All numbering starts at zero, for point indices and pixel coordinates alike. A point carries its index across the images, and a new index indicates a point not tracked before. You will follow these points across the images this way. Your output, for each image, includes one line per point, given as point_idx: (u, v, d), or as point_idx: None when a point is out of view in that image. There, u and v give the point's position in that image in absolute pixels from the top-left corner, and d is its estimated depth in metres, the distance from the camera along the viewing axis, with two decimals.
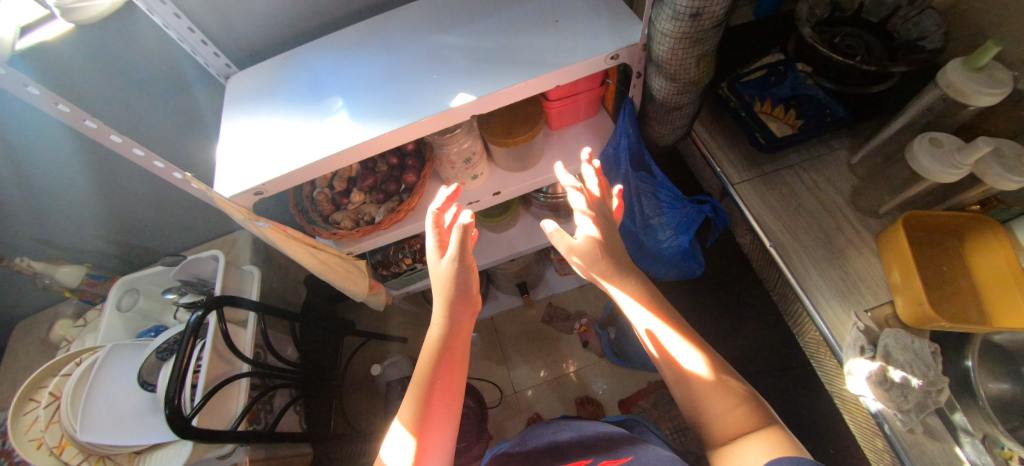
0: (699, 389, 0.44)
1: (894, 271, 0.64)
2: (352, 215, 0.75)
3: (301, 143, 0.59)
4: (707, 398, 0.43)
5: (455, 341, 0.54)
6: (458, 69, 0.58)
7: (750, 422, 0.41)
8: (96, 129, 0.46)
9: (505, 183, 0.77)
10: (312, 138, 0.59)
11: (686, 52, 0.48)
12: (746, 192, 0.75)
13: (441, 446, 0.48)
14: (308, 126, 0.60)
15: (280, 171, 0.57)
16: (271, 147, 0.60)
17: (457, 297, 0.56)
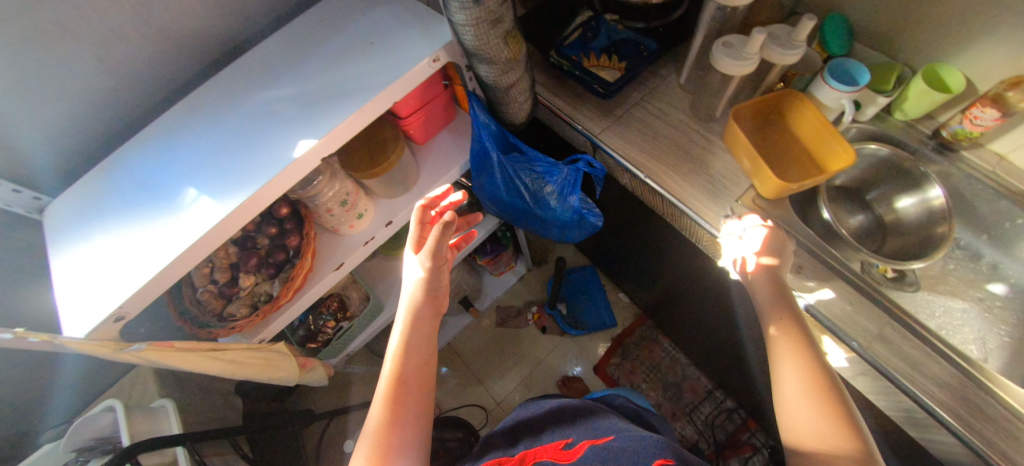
0: (802, 385, 0.47)
1: (744, 159, 0.74)
2: (247, 300, 0.70)
3: (149, 251, 0.54)
4: (808, 416, 0.45)
5: (422, 349, 0.52)
6: (291, 119, 0.57)
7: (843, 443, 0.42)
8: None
9: (393, 210, 0.76)
10: (161, 239, 0.54)
11: (489, 35, 0.52)
12: (610, 138, 0.81)
13: (411, 451, 0.46)
14: (152, 229, 0.55)
15: (133, 286, 0.51)
16: (116, 267, 0.54)
17: (423, 302, 0.55)
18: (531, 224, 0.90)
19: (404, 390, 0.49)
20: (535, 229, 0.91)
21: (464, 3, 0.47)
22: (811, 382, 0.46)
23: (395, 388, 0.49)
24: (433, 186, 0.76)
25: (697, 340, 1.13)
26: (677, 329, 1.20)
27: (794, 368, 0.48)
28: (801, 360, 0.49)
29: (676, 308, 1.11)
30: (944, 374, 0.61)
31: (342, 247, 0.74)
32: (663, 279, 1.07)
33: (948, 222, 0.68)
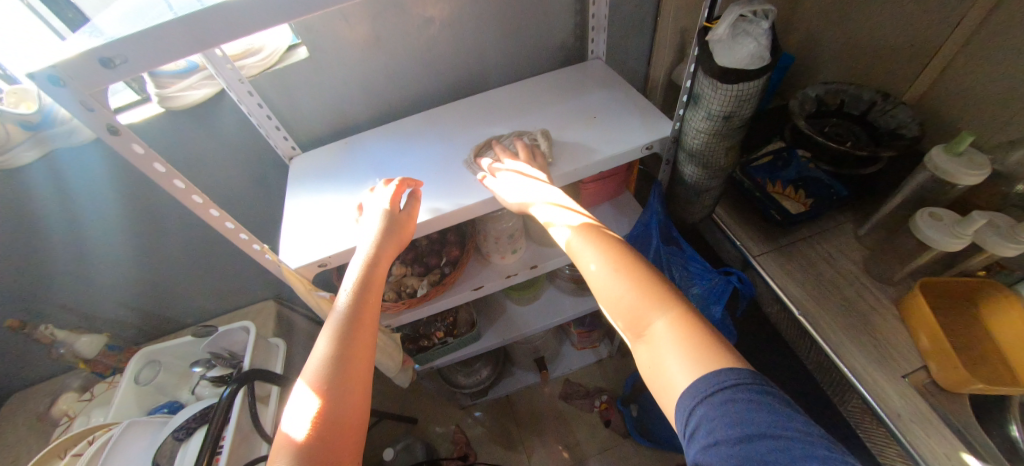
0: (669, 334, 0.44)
1: (921, 336, 0.68)
2: (395, 286, 0.77)
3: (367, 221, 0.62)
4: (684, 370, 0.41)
5: (372, 294, 0.52)
6: (512, 156, 0.65)
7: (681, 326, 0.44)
8: (218, 217, 0.48)
9: (541, 257, 0.81)
10: None
11: (718, 145, 0.56)
12: (767, 263, 0.80)
13: (360, 379, 0.46)
14: None
15: (345, 245, 0.59)
16: (337, 224, 0.63)
17: (377, 251, 0.54)
18: None
19: (350, 330, 0.48)
20: None
21: (713, 116, 0.53)
22: (638, 278, 0.48)
23: (350, 324, 0.49)
24: None
25: None
26: None
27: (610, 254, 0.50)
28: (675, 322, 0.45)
29: None
30: None
31: (486, 272, 0.80)
32: None
33: None
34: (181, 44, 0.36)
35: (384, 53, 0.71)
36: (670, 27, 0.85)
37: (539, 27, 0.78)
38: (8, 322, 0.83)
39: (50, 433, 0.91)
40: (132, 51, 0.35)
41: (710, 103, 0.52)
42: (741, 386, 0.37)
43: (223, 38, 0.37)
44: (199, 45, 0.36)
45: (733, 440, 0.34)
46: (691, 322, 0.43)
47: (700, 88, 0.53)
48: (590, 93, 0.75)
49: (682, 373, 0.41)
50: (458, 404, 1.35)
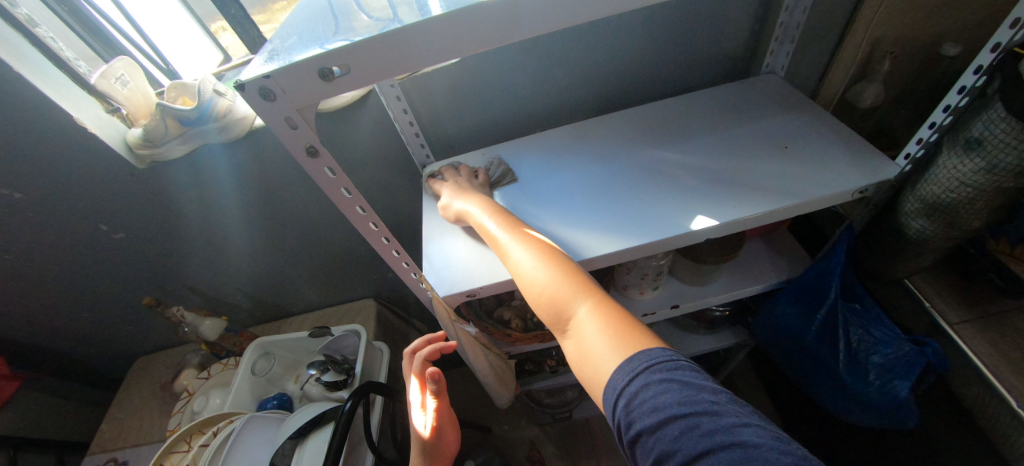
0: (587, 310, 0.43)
1: None
2: (520, 314, 0.71)
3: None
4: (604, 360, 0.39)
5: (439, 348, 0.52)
6: (689, 188, 0.56)
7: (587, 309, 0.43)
8: (387, 245, 0.44)
9: (682, 297, 0.71)
10: None
11: (985, 201, 0.45)
12: (969, 335, 0.64)
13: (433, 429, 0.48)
14: None
15: (497, 278, 0.53)
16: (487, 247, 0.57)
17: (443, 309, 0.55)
18: (807, 376, 0.75)
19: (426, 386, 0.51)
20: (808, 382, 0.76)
21: (1001, 169, 0.42)
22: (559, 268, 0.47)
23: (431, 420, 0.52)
24: (736, 291, 0.70)
25: None
26: None
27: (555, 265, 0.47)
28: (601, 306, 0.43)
29: None
30: None
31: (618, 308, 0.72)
32: None
33: None
34: (400, 55, 0.31)
35: (537, 60, 0.65)
36: (867, 39, 0.71)
37: (711, 36, 0.68)
38: (146, 298, 0.88)
39: (172, 403, 0.97)
40: (362, 59, 0.31)
41: (1001, 148, 0.41)
42: (667, 375, 0.35)
43: (443, 49, 0.31)
44: (424, 56, 0.32)
45: (659, 430, 0.33)
46: (609, 309, 0.43)
47: (986, 129, 0.42)
48: (772, 117, 0.64)
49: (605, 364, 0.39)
50: (539, 421, 1.30)
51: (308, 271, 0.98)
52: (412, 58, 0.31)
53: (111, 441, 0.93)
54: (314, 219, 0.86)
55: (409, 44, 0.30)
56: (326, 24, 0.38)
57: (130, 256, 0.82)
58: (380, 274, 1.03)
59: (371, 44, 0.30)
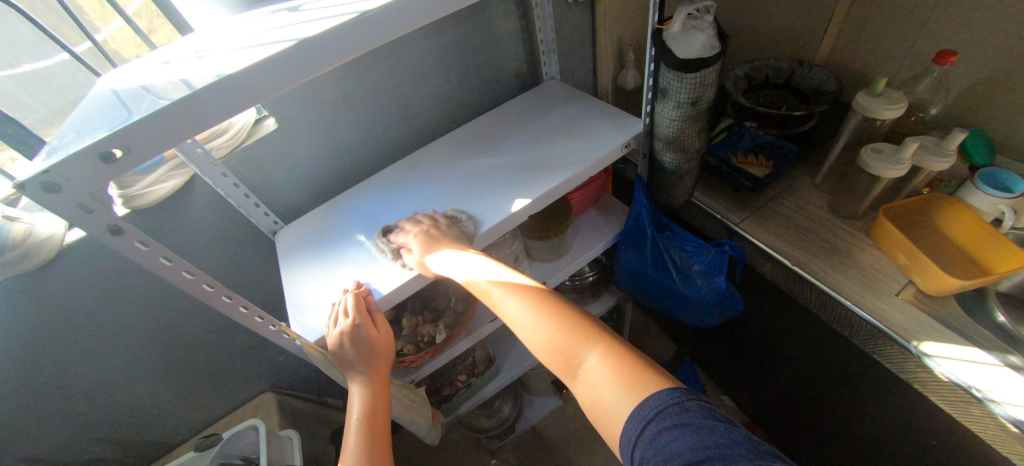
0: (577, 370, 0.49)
1: (899, 255, 0.75)
2: (410, 339, 0.75)
3: (374, 277, 0.61)
4: (605, 386, 0.45)
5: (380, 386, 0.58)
6: (504, 182, 0.67)
7: (604, 351, 0.48)
8: (231, 302, 0.47)
9: (546, 273, 0.82)
10: (385, 268, 0.61)
11: (690, 127, 0.63)
12: (749, 227, 0.86)
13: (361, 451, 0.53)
14: (378, 258, 0.63)
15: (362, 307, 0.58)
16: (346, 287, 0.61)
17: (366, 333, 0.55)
18: (663, 302, 0.90)
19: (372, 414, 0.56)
20: (667, 307, 0.90)
21: (684, 103, 0.60)
22: (561, 327, 0.51)
23: (370, 440, 0.54)
24: (585, 254, 0.83)
25: (836, 458, 1.01)
26: (805, 439, 1.09)
27: (540, 301, 0.54)
28: (602, 351, 0.48)
29: (807, 415, 1.01)
30: None
31: None
32: (793, 377, 1.01)
33: None
34: (179, 124, 0.35)
35: (354, 111, 0.72)
36: (610, 39, 0.93)
37: (495, 59, 0.82)
38: None
39: None
40: (139, 140, 0.34)
41: (675, 92, 0.59)
42: (679, 404, 0.39)
43: (218, 110, 0.37)
44: (206, 120, 0.37)
45: (682, 446, 0.36)
46: (618, 354, 0.47)
47: (665, 81, 0.59)
48: (557, 110, 0.79)
49: (616, 399, 0.43)
50: (488, 449, 1.29)
51: (183, 393, 0.88)
52: (193, 124, 0.36)
53: None
54: (178, 332, 0.79)
55: (186, 112, 0.35)
56: (106, 112, 0.40)
57: None
58: (271, 360, 0.97)
59: (147, 123, 0.34)
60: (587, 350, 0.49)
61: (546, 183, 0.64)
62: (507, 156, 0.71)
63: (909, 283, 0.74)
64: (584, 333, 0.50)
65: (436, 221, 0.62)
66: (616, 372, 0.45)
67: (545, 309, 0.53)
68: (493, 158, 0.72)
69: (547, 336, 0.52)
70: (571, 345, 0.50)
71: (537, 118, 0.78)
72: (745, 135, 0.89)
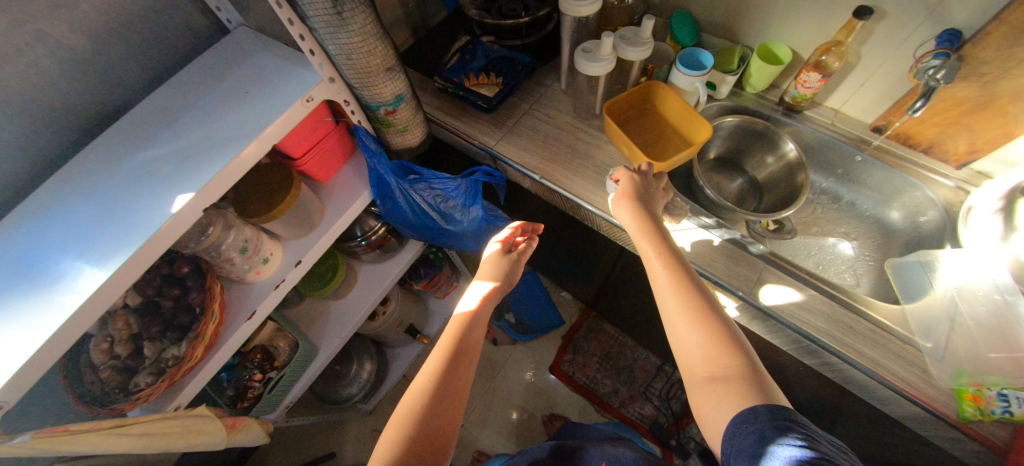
0: (706, 365, 0.50)
1: (623, 148, 0.82)
2: (153, 369, 0.67)
3: (23, 329, 0.50)
4: (723, 400, 0.47)
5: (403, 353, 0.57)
6: (169, 177, 0.58)
7: (733, 370, 0.48)
8: None
9: (300, 251, 0.77)
10: (36, 316, 0.51)
11: (367, 52, 0.62)
12: (504, 147, 0.86)
13: None
14: (24, 307, 0.52)
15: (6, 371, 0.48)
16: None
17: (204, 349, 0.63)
18: (445, 241, 0.92)
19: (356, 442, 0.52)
20: (449, 245, 0.93)
21: (343, 27, 0.58)
22: (697, 325, 0.52)
23: (427, 416, 0.52)
24: (342, 217, 0.79)
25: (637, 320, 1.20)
26: (618, 311, 1.27)
27: (655, 233, 0.62)
28: (727, 363, 0.49)
29: (610, 294, 1.17)
30: (819, 305, 0.71)
31: (254, 294, 0.75)
32: (591, 268, 1.13)
33: (805, 170, 0.84)
34: None
35: None
36: None
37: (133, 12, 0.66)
38: None
39: None
40: None
41: (319, 5, 0.55)
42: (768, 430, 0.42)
43: None
44: None
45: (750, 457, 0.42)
46: (739, 384, 0.47)
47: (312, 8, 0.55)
48: (233, 66, 0.67)
49: (723, 404, 0.47)
50: (362, 413, 1.32)
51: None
52: None
53: None
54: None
55: None
56: None
57: None
58: None
59: None
60: (721, 361, 0.49)
61: (216, 168, 0.56)
62: (174, 143, 0.60)
63: (633, 171, 0.82)
64: (683, 281, 0.56)
65: (92, 248, 0.54)
66: (709, 339, 0.51)
67: (653, 239, 0.61)
68: (158, 147, 0.61)
69: (676, 323, 0.54)
70: (689, 326, 0.52)
71: (208, 82, 0.66)
72: (479, 52, 0.91)
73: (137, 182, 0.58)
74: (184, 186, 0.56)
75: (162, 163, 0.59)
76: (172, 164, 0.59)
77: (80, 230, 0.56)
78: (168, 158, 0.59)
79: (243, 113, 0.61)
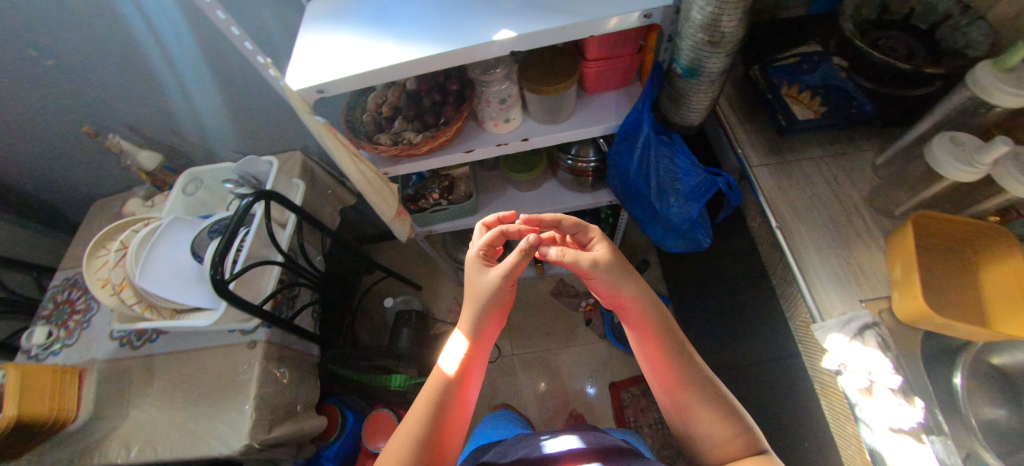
0: (712, 425, 0.57)
1: (897, 267, 0.65)
2: (393, 137, 0.83)
3: (364, 57, 0.66)
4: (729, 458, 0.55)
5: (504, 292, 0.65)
6: (504, 9, 0.65)
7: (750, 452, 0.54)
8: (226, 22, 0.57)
9: (531, 131, 0.84)
10: (374, 51, 0.66)
11: (727, 14, 0.54)
12: (763, 175, 0.77)
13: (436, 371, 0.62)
14: (372, 40, 0.67)
15: (342, 73, 0.64)
16: (340, 57, 0.67)
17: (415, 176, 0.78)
18: (637, 212, 0.91)
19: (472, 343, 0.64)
20: (639, 218, 0.92)
21: None
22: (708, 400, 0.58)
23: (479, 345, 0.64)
24: (583, 129, 0.82)
25: None
26: None
27: (655, 307, 0.63)
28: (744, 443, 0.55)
29: (727, 378, 1.05)
30: None
31: (478, 138, 0.84)
32: (733, 341, 1.02)
33: None
34: None
35: None
36: None
37: None
38: (83, 126, 0.97)
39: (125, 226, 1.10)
40: None
41: None
42: None
43: None
44: None
45: None
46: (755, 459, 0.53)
47: None
48: None
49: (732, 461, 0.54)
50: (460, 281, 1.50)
51: (237, 124, 1.08)
52: None
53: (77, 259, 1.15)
54: (232, 68, 0.93)
55: None
56: None
57: (65, 84, 0.90)
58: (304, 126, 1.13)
59: None
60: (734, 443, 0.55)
61: (543, 25, 0.63)
62: None
63: (886, 298, 0.65)
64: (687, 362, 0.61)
65: (429, 27, 0.66)
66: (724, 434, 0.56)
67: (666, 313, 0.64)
68: None
69: (698, 412, 0.58)
70: (702, 397, 0.59)
71: None
72: (819, 69, 0.79)
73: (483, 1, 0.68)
74: (512, 24, 0.63)
75: None
76: (514, 3, 0.66)
77: (429, 11, 0.69)
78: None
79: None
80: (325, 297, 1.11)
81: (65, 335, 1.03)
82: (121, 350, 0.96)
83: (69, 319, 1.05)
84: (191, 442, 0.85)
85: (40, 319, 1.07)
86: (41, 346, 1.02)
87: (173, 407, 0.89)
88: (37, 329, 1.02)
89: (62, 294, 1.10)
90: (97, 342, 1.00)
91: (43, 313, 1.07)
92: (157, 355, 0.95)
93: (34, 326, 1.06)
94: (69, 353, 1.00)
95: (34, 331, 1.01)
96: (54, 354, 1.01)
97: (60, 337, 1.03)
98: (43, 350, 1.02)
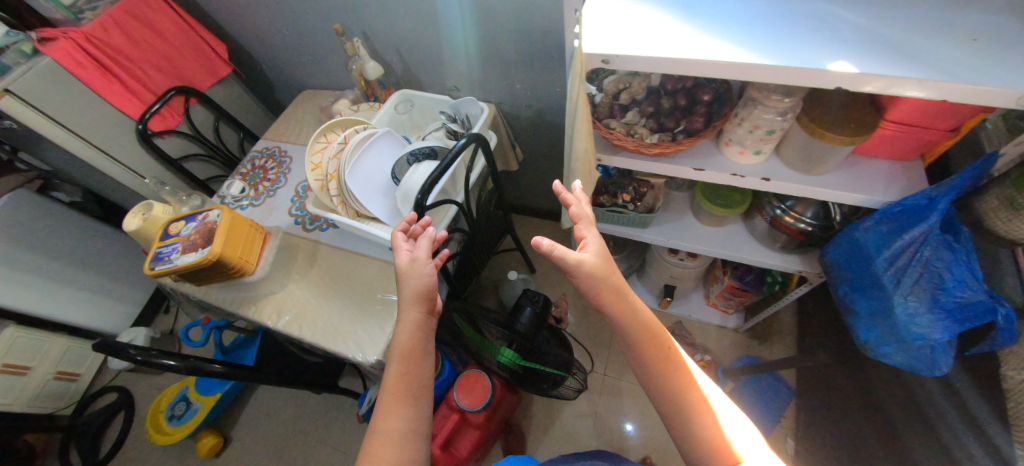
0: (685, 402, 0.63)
1: None
2: (624, 128, 0.79)
3: (667, 40, 0.59)
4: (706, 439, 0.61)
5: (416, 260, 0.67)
6: (846, 40, 0.56)
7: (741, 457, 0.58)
8: None
9: (775, 174, 0.76)
10: (679, 36, 0.59)
11: None
12: None
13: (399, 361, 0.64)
14: (677, 25, 0.60)
15: (639, 51, 0.58)
16: (638, 31, 0.61)
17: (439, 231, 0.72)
18: (855, 302, 0.79)
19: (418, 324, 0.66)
20: (853, 309, 0.80)
21: None
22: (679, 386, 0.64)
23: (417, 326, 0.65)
24: (835, 190, 0.73)
25: None
26: None
27: (628, 311, 0.65)
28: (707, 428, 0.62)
29: None
30: None
31: (713, 160, 0.77)
32: None
33: None
34: None
35: None
36: None
37: None
38: (335, 25, 1.06)
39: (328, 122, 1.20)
40: None
41: None
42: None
43: None
44: None
45: None
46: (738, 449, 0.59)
47: None
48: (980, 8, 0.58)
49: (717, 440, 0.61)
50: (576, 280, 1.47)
51: (454, 64, 1.11)
52: None
53: (279, 135, 1.29)
54: (483, 11, 0.95)
55: None
56: None
57: None
58: (509, 86, 1.13)
59: None
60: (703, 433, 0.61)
61: (899, 72, 0.52)
62: (869, 24, 0.58)
63: None
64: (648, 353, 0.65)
65: (748, 32, 0.58)
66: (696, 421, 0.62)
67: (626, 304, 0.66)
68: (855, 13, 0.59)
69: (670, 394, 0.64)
70: (683, 388, 0.64)
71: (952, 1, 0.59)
72: None
73: (817, 22, 0.59)
74: (855, 59, 0.54)
75: (847, 27, 0.58)
76: (857, 35, 0.57)
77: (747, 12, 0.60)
78: (858, 29, 0.58)
79: (959, 55, 0.54)
80: (468, 246, 1.11)
81: (254, 196, 1.16)
82: (296, 228, 1.06)
83: (261, 184, 1.18)
84: (330, 334, 0.91)
85: (238, 175, 1.21)
86: (234, 198, 1.15)
87: (324, 297, 0.96)
88: (235, 182, 1.15)
89: (259, 161, 1.23)
90: (277, 212, 1.11)
91: (242, 171, 1.22)
92: (324, 245, 1.03)
93: (232, 179, 1.20)
94: (253, 212, 1.13)
95: (233, 183, 1.15)
96: (241, 209, 1.14)
97: (250, 197, 1.16)
98: (234, 202, 1.16)
